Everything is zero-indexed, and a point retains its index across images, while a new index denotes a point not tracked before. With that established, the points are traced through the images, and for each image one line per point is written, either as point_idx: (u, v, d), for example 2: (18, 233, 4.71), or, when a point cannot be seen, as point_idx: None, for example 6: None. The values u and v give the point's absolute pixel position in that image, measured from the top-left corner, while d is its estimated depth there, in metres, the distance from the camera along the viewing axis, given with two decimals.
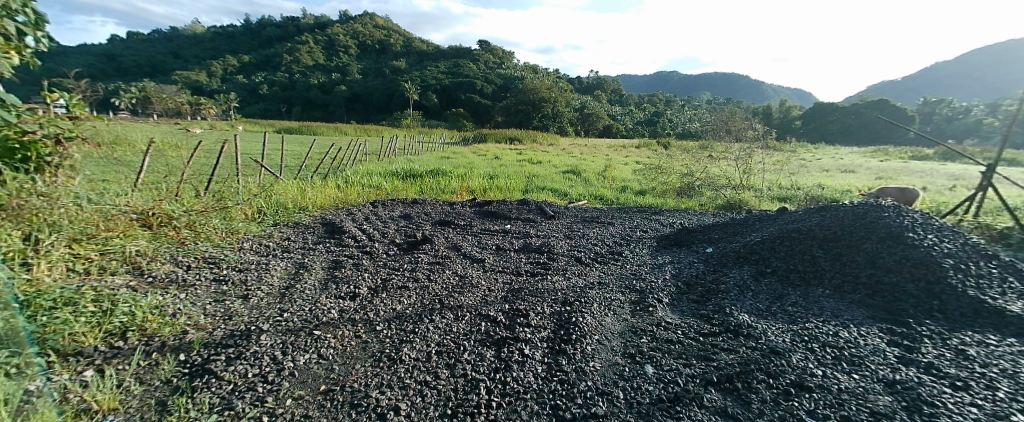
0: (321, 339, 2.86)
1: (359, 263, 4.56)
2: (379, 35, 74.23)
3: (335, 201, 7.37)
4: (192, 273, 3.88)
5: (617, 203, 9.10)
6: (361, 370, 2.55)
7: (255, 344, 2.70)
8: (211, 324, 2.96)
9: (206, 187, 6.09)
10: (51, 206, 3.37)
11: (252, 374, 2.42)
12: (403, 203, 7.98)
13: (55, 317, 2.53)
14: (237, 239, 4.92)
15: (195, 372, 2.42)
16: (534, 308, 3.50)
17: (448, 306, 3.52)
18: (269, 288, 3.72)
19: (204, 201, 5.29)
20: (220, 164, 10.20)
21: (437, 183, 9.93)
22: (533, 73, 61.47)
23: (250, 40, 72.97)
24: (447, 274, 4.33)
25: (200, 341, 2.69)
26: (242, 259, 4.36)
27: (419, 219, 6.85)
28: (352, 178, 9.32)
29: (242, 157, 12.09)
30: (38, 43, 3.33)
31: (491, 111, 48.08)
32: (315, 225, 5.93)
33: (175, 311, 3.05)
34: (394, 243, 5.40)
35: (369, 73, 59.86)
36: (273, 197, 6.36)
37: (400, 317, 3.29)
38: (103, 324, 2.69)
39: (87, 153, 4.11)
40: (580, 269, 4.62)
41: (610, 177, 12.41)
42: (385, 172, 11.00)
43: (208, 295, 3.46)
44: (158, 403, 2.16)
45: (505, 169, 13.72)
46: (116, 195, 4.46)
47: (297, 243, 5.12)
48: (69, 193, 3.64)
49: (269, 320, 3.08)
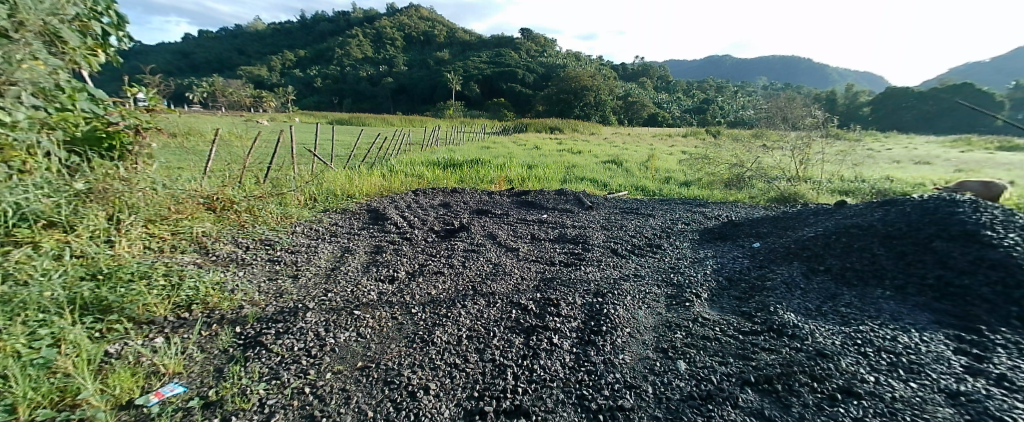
0: (360, 319, 3.03)
1: (399, 249, 4.74)
2: (425, 27, 75.83)
3: (380, 188, 7.69)
4: (250, 253, 4.21)
5: (659, 194, 8.81)
6: (395, 349, 2.68)
7: (301, 320, 2.89)
8: (264, 301, 3.21)
9: (265, 175, 6.61)
10: (130, 189, 3.74)
11: (297, 348, 2.59)
12: (443, 191, 8.18)
13: (132, 289, 2.84)
14: (291, 223, 5.28)
15: (248, 343, 2.62)
16: (565, 298, 3.49)
17: (481, 292, 3.60)
18: (317, 268, 3.99)
19: (263, 188, 5.74)
20: (278, 153, 10.93)
21: (476, 172, 10.10)
22: (576, 62, 60.22)
23: (306, 36, 77.07)
24: (481, 261, 4.42)
25: (254, 316, 2.92)
26: (294, 241, 4.68)
27: (457, 207, 7.00)
28: (395, 167, 9.68)
29: (298, 147, 12.89)
30: (120, 42, 3.74)
31: (532, 100, 47.81)
32: (360, 212, 6.21)
33: (234, 287, 3.33)
34: (433, 231, 5.57)
35: (414, 65, 61.51)
36: (322, 185, 6.80)
37: (434, 301, 3.41)
38: (172, 296, 2.98)
39: (163, 142, 4.59)
40: (615, 260, 4.53)
41: (653, 167, 12.03)
42: (427, 161, 11.29)
43: (264, 273, 3.74)
44: (216, 369, 2.37)
45: (544, 159, 13.65)
46: (187, 181, 4.91)
47: (344, 228, 5.43)
48: (147, 178, 3.99)
49: (314, 298, 3.30)
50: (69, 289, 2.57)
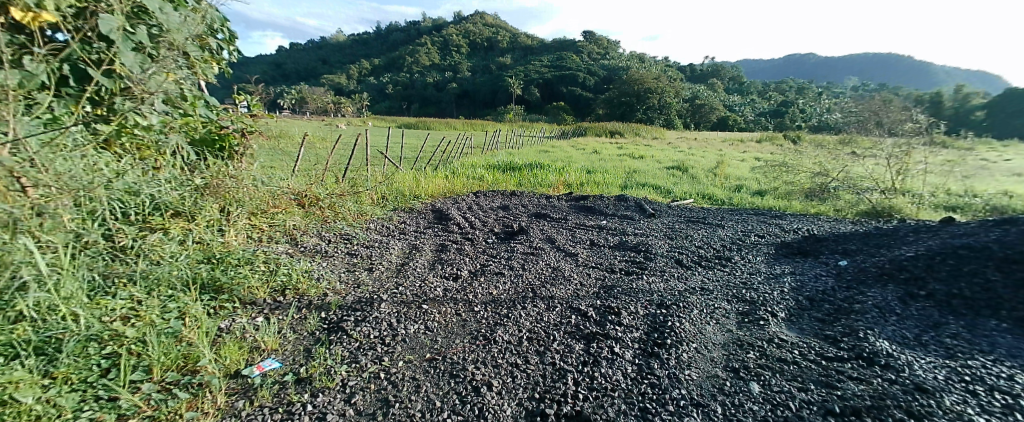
0: (427, 313, 3.22)
1: (461, 248, 4.94)
2: (488, 33, 77.84)
3: (444, 190, 8.06)
4: (332, 245, 4.61)
5: (729, 204, 8.31)
6: (460, 345, 2.81)
7: (376, 310, 3.13)
8: (344, 290, 3.50)
9: (344, 175, 7.21)
10: (238, 185, 4.28)
11: (373, 335, 2.81)
12: (503, 194, 8.37)
13: (239, 272, 3.25)
14: (366, 220, 5.70)
15: (332, 328, 2.88)
16: (626, 307, 3.43)
17: (541, 296, 3.64)
18: (389, 263, 4.29)
19: (342, 187, 6.26)
20: (354, 154, 11.83)
21: (536, 176, 10.20)
22: (639, 64, 58.36)
23: (380, 45, 82.53)
24: (540, 265, 4.47)
25: (336, 303, 3.21)
26: (369, 237, 5.05)
27: (516, 210, 7.13)
28: (458, 170, 10.07)
29: (370, 149, 13.84)
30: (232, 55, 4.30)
31: (593, 103, 47.16)
32: (425, 212, 6.54)
33: (319, 276, 3.68)
34: (493, 232, 5.73)
35: (477, 70, 63.40)
36: (393, 185, 7.27)
37: (495, 301, 3.52)
38: (270, 281, 3.36)
39: (263, 144, 5.18)
40: (680, 271, 4.36)
41: (722, 174, 11.37)
42: (487, 164, 11.60)
43: (343, 265, 4.10)
44: (305, 349, 2.62)
45: (604, 163, 13.44)
46: (282, 178, 5.50)
47: (412, 226, 5.76)
48: (250, 175, 4.55)
49: (387, 291, 3.55)
50: (192, 269, 3.01)
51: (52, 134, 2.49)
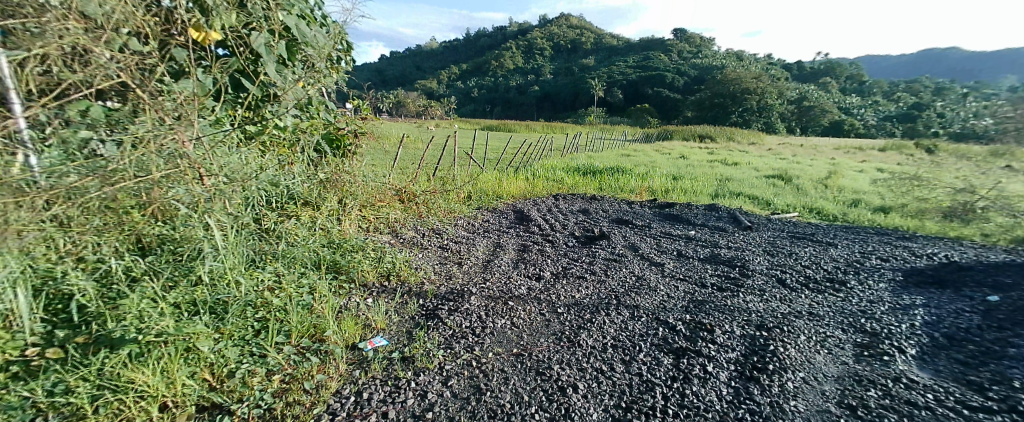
0: (513, 310, 3.35)
1: (543, 250, 5.03)
2: (572, 34, 77.44)
3: (525, 191, 8.25)
4: (426, 238, 5.00)
5: (841, 219, 7.36)
6: (545, 344, 2.89)
7: (466, 302, 3.34)
8: (438, 280, 3.79)
9: (435, 174, 7.75)
10: (352, 180, 4.84)
11: (465, 325, 3.00)
12: (584, 197, 8.32)
13: (353, 258, 3.68)
14: (454, 217, 6.07)
15: (429, 315, 3.14)
16: (719, 325, 3.22)
17: (625, 304, 3.58)
18: (476, 258, 4.53)
19: (434, 185, 6.73)
20: (442, 154, 12.61)
21: (617, 181, 9.97)
22: (737, 62, 53.54)
23: (467, 50, 86.51)
24: (624, 272, 4.37)
25: (432, 292, 3.48)
26: (457, 233, 5.38)
27: (597, 214, 7.04)
28: (539, 172, 10.22)
29: (456, 149, 14.62)
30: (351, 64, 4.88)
31: (680, 106, 44.53)
32: (507, 212, 6.75)
33: (417, 266, 4.02)
34: (574, 236, 5.73)
35: (559, 72, 63.45)
36: (478, 185, 7.64)
37: (579, 305, 3.53)
38: (378, 266, 3.76)
39: (371, 144, 5.78)
40: (782, 292, 3.97)
41: (833, 186, 10.08)
42: (568, 167, 11.61)
43: (436, 257, 4.42)
44: (408, 331, 2.89)
45: (691, 170, 12.68)
46: (384, 176, 6.09)
47: (495, 225, 5.99)
48: (360, 172, 5.11)
49: (476, 285, 3.76)
50: (318, 252, 3.49)
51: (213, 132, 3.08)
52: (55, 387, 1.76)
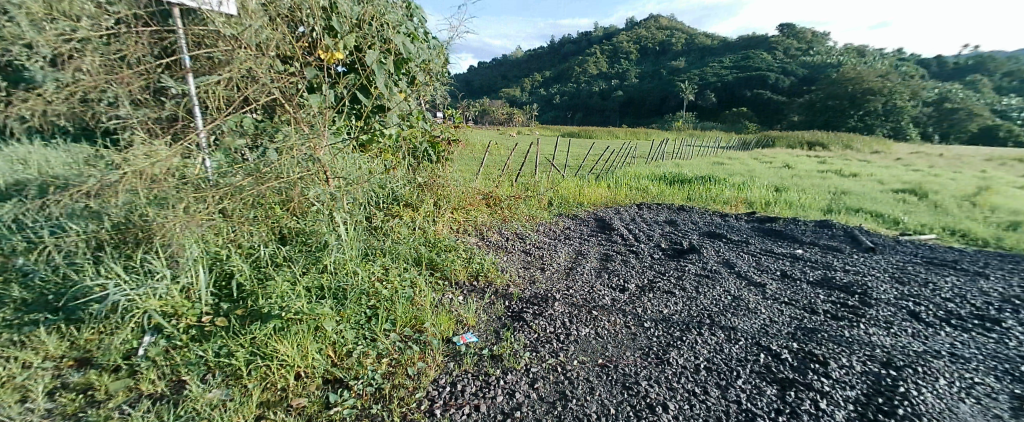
0: (597, 320, 3.31)
1: (627, 260, 4.88)
2: (661, 36, 74.00)
3: (607, 199, 8.08)
4: (510, 242, 5.15)
5: (1001, 245, 6.05)
6: (631, 358, 2.81)
7: (551, 308, 3.38)
8: (522, 284, 3.88)
9: (517, 180, 7.96)
10: (445, 184, 5.16)
11: (549, 331, 3.04)
12: (670, 207, 7.89)
13: (446, 257, 3.93)
14: (536, 222, 6.17)
15: (515, 317, 3.24)
16: (835, 358, 2.85)
17: (720, 325, 3.33)
18: (558, 265, 4.55)
19: (517, 191, 6.91)
20: (523, 161, 12.88)
21: (708, 191, 9.29)
22: (858, 59, 46.69)
23: (550, 57, 87.23)
24: (717, 290, 4.07)
25: (518, 295, 3.59)
26: (539, 238, 5.45)
27: (685, 226, 6.63)
28: (621, 179, 9.94)
29: (537, 156, 14.82)
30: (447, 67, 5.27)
31: (785, 109, 40.02)
32: (588, 219, 6.67)
33: (503, 268, 4.16)
34: (660, 248, 5.46)
35: (645, 76, 61.00)
36: (559, 192, 7.67)
37: (667, 321, 3.37)
38: (469, 266, 3.96)
39: (460, 151, 6.14)
40: (917, 327, 3.37)
41: (990, 204, 8.31)
42: (652, 175, 11.12)
43: (520, 261, 4.54)
44: (495, 331, 3.01)
45: (797, 181, 11.35)
46: (471, 181, 6.41)
47: (576, 232, 5.95)
48: (452, 177, 5.44)
49: (559, 291, 3.79)
50: (416, 250, 3.80)
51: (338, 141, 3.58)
52: (219, 351, 2.19)
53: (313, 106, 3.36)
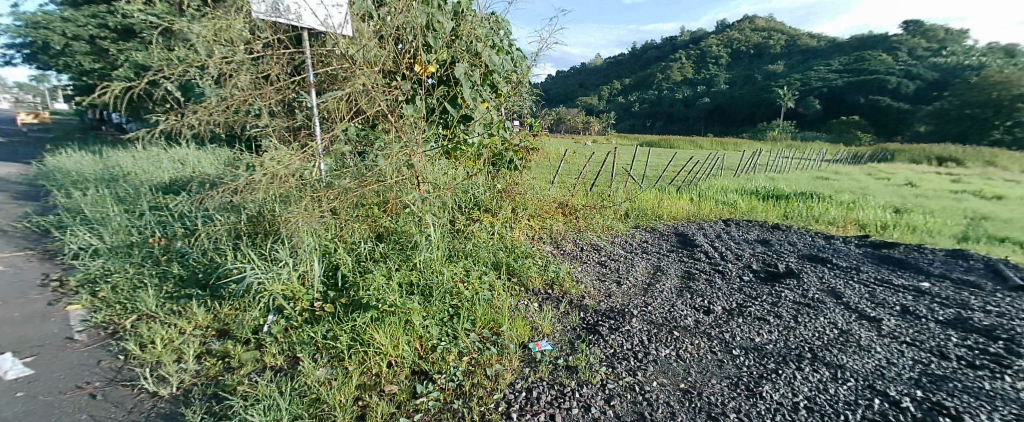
0: (679, 341, 3.12)
1: (711, 280, 4.54)
2: (756, 38, 68.13)
3: (688, 213, 7.62)
4: (585, 252, 5.08)
5: None
6: (717, 386, 2.61)
7: (628, 324, 3.27)
8: (598, 296, 3.81)
9: (592, 189, 7.85)
10: (524, 192, 5.24)
11: (626, 347, 2.94)
12: (762, 225, 7.20)
13: (523, 263, 4.01)
14: (612, 234, 6.01)
15: (590, 329, 3.19)
16: (977, 415, 2.37)
17: (823, 361, 2.95)
18: (635, 280, 4.38)
19: (592, 201, 6.81)
20: (599, 170, 12.63)
21: (809, 209, 8.32)
22: (1013, 58, 38.79)
23: (630, 64, 84.72)
24: (820, 321, 3.61)
25: (593, 307, 3.54)
26: (615, 250, 5.31)
27: (780, 247, 5.98)
28: (705, 193, 9.30)
29: (613, 166, 14.46)
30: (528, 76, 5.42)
31: (911, 117, 34.42)
32: (668, 234, 6.33)
33: (578, 279, 4.12)
34: (750, 269, 5.00)
35: (735, 82, 56.55)
36: (636, 204, 7.41)
37: (759, 351, 3.07)
38: (544, 274, 4.00)
39: (537, 159, 6.22)
40: None
41: None
42: (741, 189, 10.24)
43: (595, 273, 4.45)
44: (570, 342, 2.99)
45: (926, 201, 9.69)
46: (547, 189, 6.45)
47: (654, 247, 5.69)
48: (529, 184, 5.53)
49: (637, 307, 3.65)
50: (494, 256, 3.92)
51: (428, 149, 3.85)
52: (327, 333, 2.51)
53: (408, 119, 3.80)
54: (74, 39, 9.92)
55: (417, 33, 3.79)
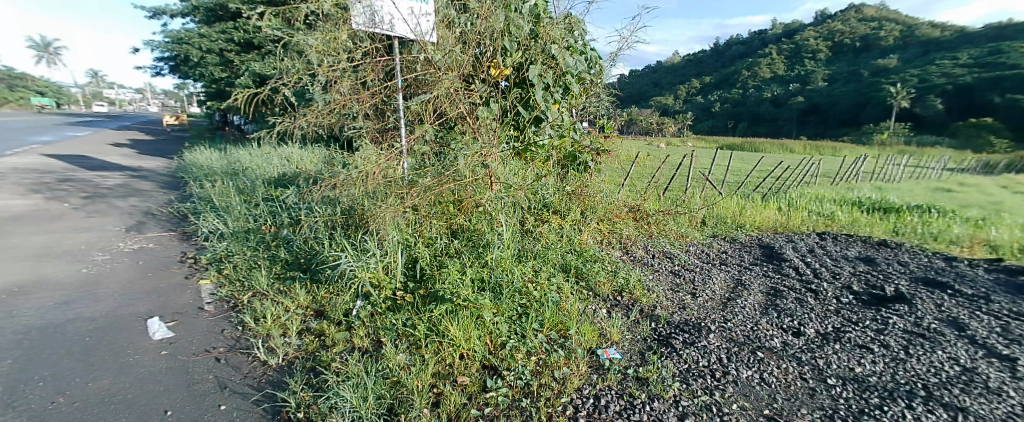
0: (762, 363, 2.87)
1: (802, 299, 4.08)
2: (865, 29, 60.07)
3: (775, 223, 6.95)
4: (657, 260, 4.87)
5: None
6: (808, 417, 2.35)
7: (705, 339, 3.08)
8: (671, 307, 3.63)
9: (666, 194, 7.49)
10: (595, 195, 5.14)
11: (702, 364, 2.77)
12: (866, 241, 6.32)
13: (591, 267, 3.95)
14: (687, 242, 5.68)
15: (662, 341, 3.06)
16: None
17: (944, 402, 2.52)
18: (713, 293, 4.10)
19: (666, 207, 6.49)
20: (674, 174, 12.01)
21: (928, 224, 7.17)
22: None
23: (711, 61, 79.29)
24: (941, 356, 3.09)
25: (665, 318, 3.38)
26: (691, 260, 5.01)
27: (890, 267, 5.21)
28: (796, 201, 8.42)
29: (689, 170, 13.66)
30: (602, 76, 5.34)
31: None
32: (751, 245, 5.82)
33: (649, 288, 3.96)
34: (850, 290, 4.42)
35: (836, 79, 50.40)
36: (715, 211, 6.93)
37: (860, 383, 2.71)
38: (613, 280, 3.91)
39: (609, 162, 6.07)
40: None
41: None
42: (840, 198, 9.12)
43: (668, 283, 4.25)
44: (640, 352, 2.89)
45: None
46: (618, 193, 6.28)
47: (735, 259, 5.26)
48: (600, 188, 5.42)
49: (715, 322, 3.41)
50: (563, 257, 3.92)
51: (501, 150, 3.95)
52: (406, 322, 2.71)
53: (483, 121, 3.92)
54: (207, 53, 11.59)
55: (495, 37, 3.92)
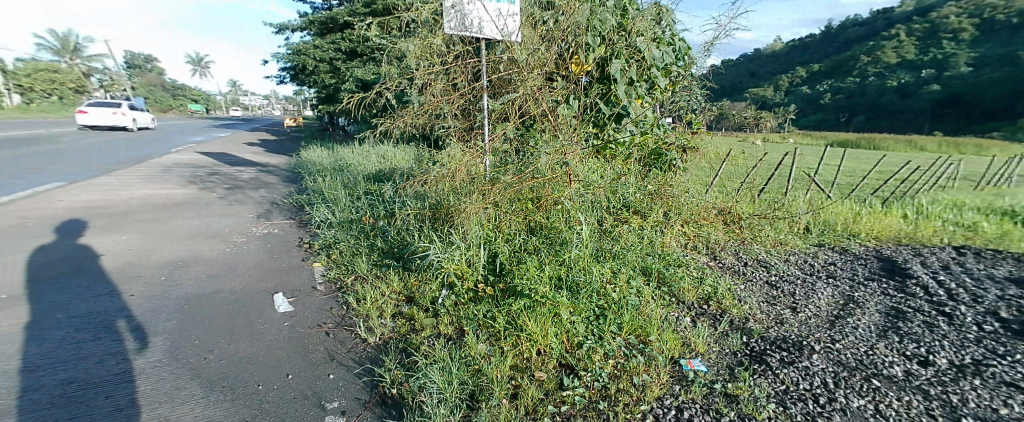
0: (880, 392, 2.46)
1: (935, 323, 3.39)
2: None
3: (900, 232, 5.95)
4: (750, 269, 4.46)
5: None
6: None
7: (808, 360, 2.75)
8: (766, 322, 3.29)
9: (762, 196, 6.82)
10: (681, 196, 4.83)
11: (803, 387, 2.47)
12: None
13: (675, 272, 3.75)
14: (786, 250, 5.11)
15: (755, 357, 2.80)
16: None
17: None
18: (817, 309, 3.62)
19: (761, 211, 5.91)
20: (771, 175, 10.88)
21: None
22: None
23: (821, 46, 69.91)
24: None
25: (759, 333, 3.09)
26: (791, 271, 4.49)
27: None
28: (930, 208, 7.14)
29: (790, 170, 12.28)
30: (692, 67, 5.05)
31: None
32: (867, 257, 5.03)
33: (741, 299, 3.64)
34: (1004, 314, 3.55)
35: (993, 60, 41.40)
36: (821, 217, 6.15)
37: None
38: (699, 287, 3.67)
39: (696, 161, 5.68)
40: None
41: None
42: (993, 206, 7.52)
43: (763, 294, 3.86)
44: (729, 367, 2.68)
45: None
46: (706, 193, 5.86)
47: (845, 272, 4.57)
48: (686, 187, 5.09)
49: (820, 342, 3.02)
50: (646, 262, 3.77)
51: (581, 148, 3.91)
52: (487, 313, 2.83)
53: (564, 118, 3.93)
54: (320, 62, 13.09)
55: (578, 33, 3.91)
